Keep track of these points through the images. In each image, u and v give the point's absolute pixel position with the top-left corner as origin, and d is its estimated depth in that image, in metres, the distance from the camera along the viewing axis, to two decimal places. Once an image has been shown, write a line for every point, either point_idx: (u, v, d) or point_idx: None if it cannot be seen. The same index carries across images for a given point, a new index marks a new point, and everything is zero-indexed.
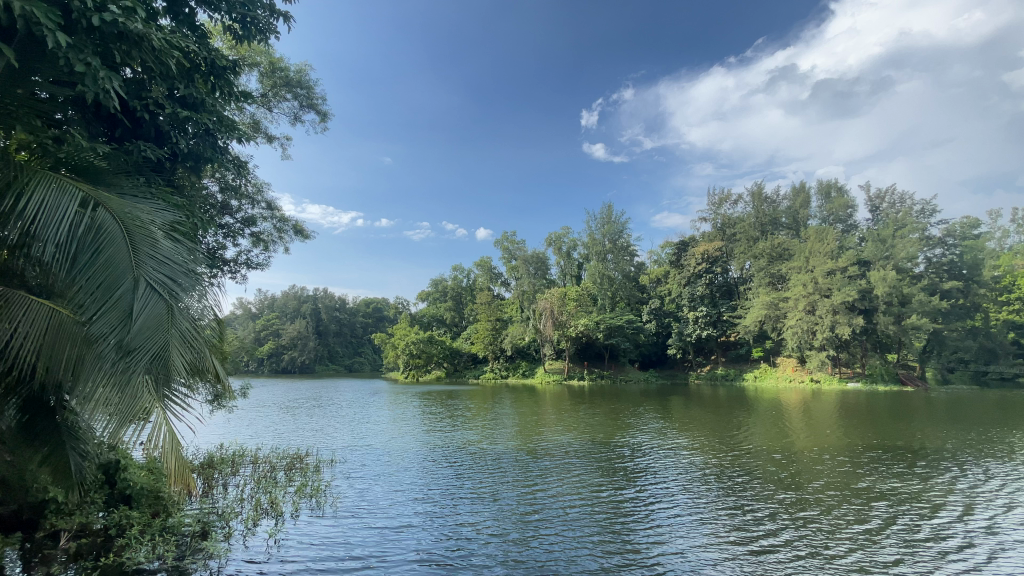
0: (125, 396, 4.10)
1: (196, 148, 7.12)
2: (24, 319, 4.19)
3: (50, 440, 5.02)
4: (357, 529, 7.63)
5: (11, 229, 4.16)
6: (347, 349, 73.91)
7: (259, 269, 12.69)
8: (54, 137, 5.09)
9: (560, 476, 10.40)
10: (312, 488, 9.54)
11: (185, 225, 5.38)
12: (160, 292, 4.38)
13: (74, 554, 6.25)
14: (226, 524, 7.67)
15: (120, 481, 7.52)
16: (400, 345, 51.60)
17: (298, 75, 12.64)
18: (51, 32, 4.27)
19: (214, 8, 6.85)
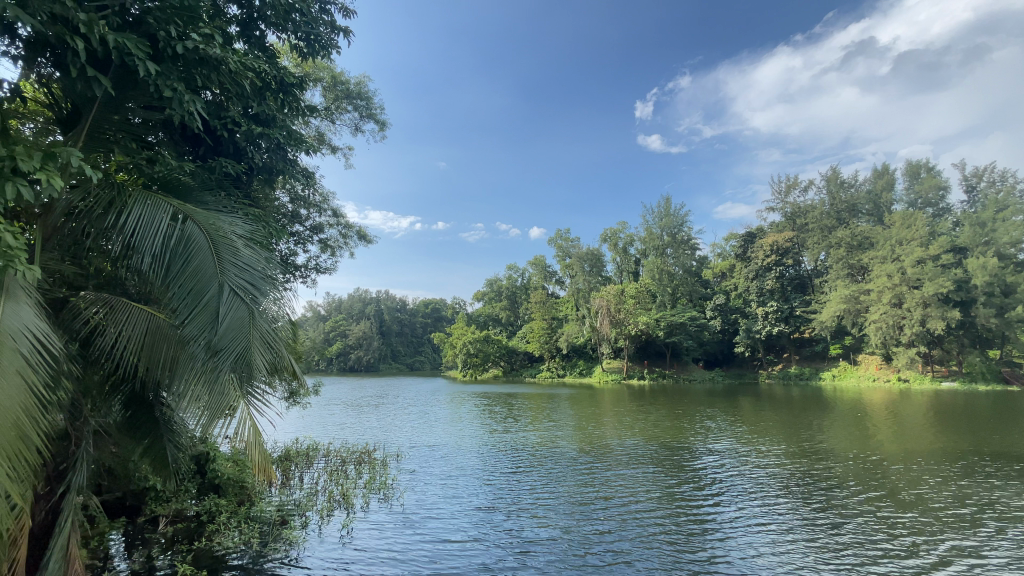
0: (214, 392, 4.43)
1: (270, 162, 7.62)
2: (127, 323, 4.64)
3: (150, 433, 5.53)
4: (421, 526, 7.83)
5: (117, 243, 4.65)
6: (408, 348, 76.28)
7: (327, 273, 13.36)
8: (149, 158, 5.60)
9: (624, 484, 10.16)
10: (381, 482, 9.97)
11: (262, 235, 5.77)
12: (242, 297, 4.69)
13: (171, 538, 6.88)
14: (303, 513, 8.16)
15: (210, 471, 8.23)
16: (457, 344, 52.55)
17: (357, 87, 13.21)
18: (142, 61, 4.70)
19: (282, 29, 7.26)
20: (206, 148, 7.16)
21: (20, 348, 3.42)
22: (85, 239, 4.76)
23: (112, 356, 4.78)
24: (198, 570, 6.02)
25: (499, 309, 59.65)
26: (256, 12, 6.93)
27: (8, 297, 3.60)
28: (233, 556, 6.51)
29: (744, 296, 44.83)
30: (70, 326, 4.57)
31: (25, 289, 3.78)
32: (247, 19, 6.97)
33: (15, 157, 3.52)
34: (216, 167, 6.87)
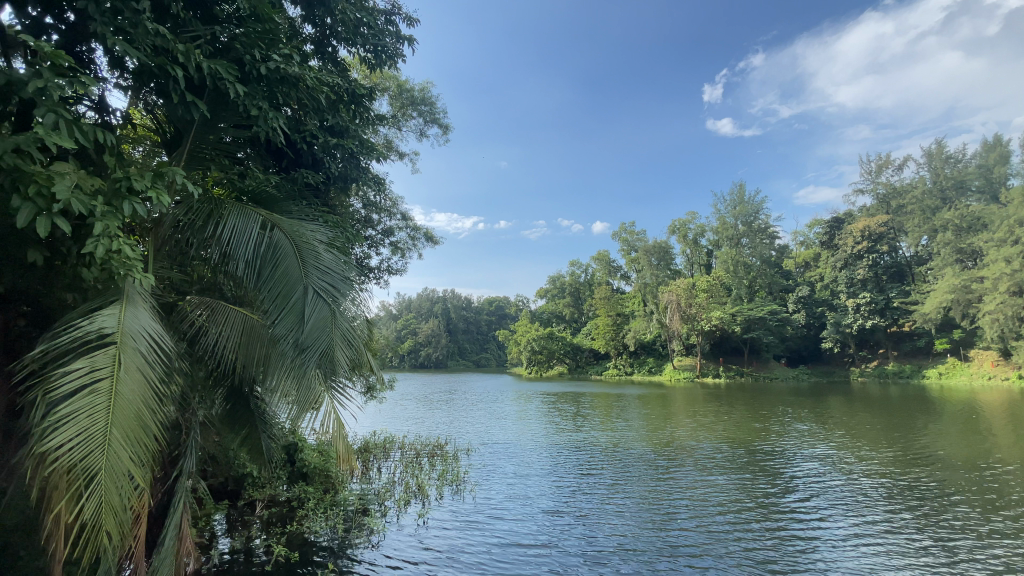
0: (302, 386, 4.76)
1: (344, 170, 8.05)
2: (225, 324, 5.10)
3: (247, 424, 6.04)
4: (493, 521, 7.98)
5: (215, 251, 5.12)
6: (475, 345, 77.80)
7: (398, 274, 13.92)
8: (240, 173, 6.09)
9: (702, 490, 9.71)
10: (453, 475, 10.28)
11: (341, 240, 6.12)
12: (324, 298, 5.01)
13: (267, 521, 7.51)
14: (383, 503, 8.59)
15: (298, 460, 8.86)
16: (522, 341, 52.85)
17: (421, 93, 13.65)
18: (231, 84, 5.12)
19: (352, 43, 7.61)
20: (289, 160, 7.71)
21: (139, 348, 3.86)
22: (189, 249, 5.27)
23: (214, 355, 5.27)
24: (291, 552, 6.52)
25: (563, 305, 59.15)
26: (328, 29, 7.31)
27: (129, 301, 4.08)
28: (320, 541, 6.98)
29: (831, 287, 41.45)
30: (179, 327, 5.09)
31: (143, 295, 4.27)
32: (321, 36, 7.37)
33: (130, 178, 3.98)
34: (299, 178, 7.42)
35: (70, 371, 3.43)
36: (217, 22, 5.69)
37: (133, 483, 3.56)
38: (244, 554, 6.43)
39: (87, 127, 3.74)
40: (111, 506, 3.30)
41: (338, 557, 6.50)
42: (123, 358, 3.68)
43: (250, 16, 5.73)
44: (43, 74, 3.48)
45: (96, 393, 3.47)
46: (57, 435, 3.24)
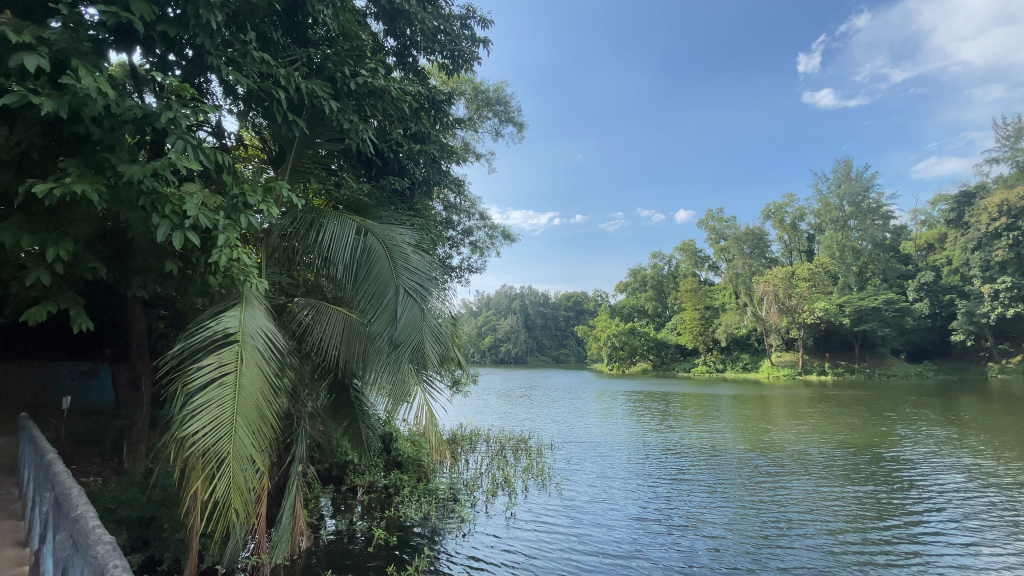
0: (398, 380, 5.06)
1: (428, 175, 8.40)
2: (327, 322, 5.53)
3: (349, 415, 6.52)
4: (579, 518, 7.96)
5: (316, 257, 5.57)
6: (554, 341, 77.69)
7: (478, 272, 14.25)
8: (336, 184, 6.56)
9: (807, 500, 8.95)
10: (538, 470, 10.39)
11: (427, 242, 6.41)
12: (414, 297, 5.28)
13: (367, 505, 8.09)
14: (472, 493, 8.90)
15: (394, 450, 9.42)
16: (603, 337, 51.91)
17: (496, 93, 13.86)
18: (325, 101, 5.54)
19: (432, 51, 7.89)
20: (377, 169, 8.23)
21: (257, 345, 4.31)
22: (294, 255, 5.78)
23: (318, 352, 5.75)
24: (390, 535, 6.97)
25: (645, 299, 57.09)
26: (408, 40, 7.64)
27: (247, 304, 4.56)
28: (416, 526, 7.39)
29: (962, 271, 36.69)
30: (289, 326, 5.60)
31: (258, 298, 4.75)
32: (402, 48, 7.72)
33: (245, 194, 4.44)
34: (387, 184, 7.90)
35: (203, 366, 3.91)
36: (312, 45, 6.18)
37: (255, 467, 3.97)
38: (349, 534, 6.98)
39: (209, 150, 4.22)
40: (237, 486, 3.70)
41: (432, 543, 6.84)
42: (244, 355, 4.13)
43: (340, 36, 6.16)
44: (172, 106, 3.98)
45: (224, 385, 3.92)
46: (194, 422, 3.69)
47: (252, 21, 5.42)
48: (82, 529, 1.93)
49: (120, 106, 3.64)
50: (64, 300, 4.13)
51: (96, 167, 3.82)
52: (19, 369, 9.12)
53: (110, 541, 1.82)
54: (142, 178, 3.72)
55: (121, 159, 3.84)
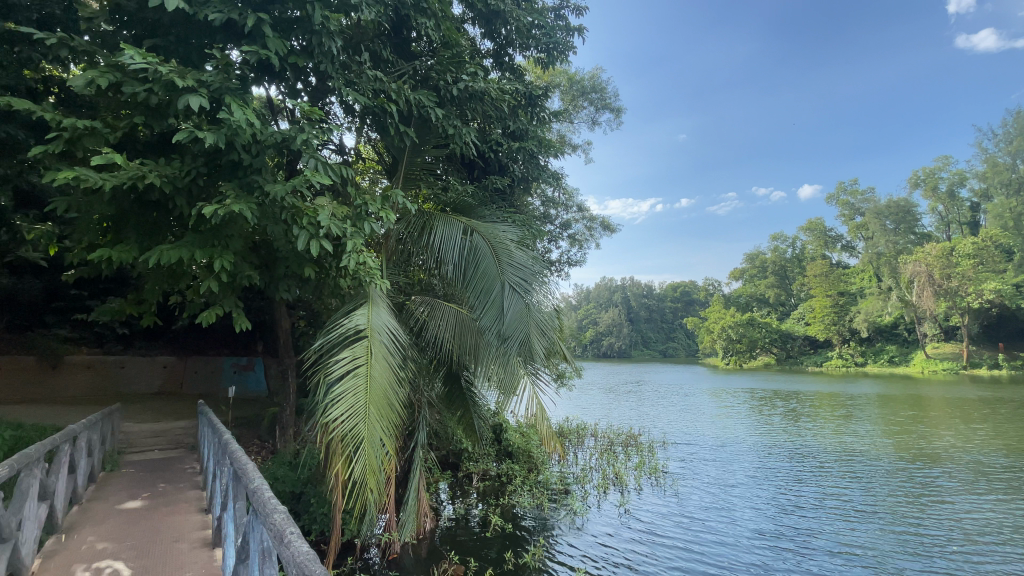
0: (507, 372, 5.22)
1: (527, 171, 8.53)
2: (440, 318, 5.85)
3: (462, 406, 6.83)
4: (695, 522, 7.59)
5: (429, 258, 5.92)
6: (662, 334, 74.35)
7: (578, 265, 14.10)
8: (442, 187, 6.91)
9: (979, 521, 7.63)
10: (651, 467, 10.10)
11: (529, 238, 6.49)
12: (519, 292, 5.39)
13: (483, 492, 8.47)
14: (583, 486, 8.90)
15: (504, 440, 9.74)
16: (716, 328, 48.59)
17: (592, 81, 13.57)
18: (431, 109, 5.85)
19: (527, 47, 7.94)
20: (479, 170, 8.51)
21: (383, 340, 4.70)
22: (409, 258, 6.19)
23: (434, 347, 6.11)
24: (506, 522, 7.23)
25: (764, 287, 52.23)
26: (503, 40, 7.77)
27: (373, 303, 4.99)
28: (528, 515, 7.59)
29: None
30: (407, 323, 6.01)
31: (381, 297, 5.18)
32: (498, 48, 7.88)
33: (367, 203, 4.85)
34: (488, 184, 8.13)
35: (340, 358, 4.35)
36: (416, 57, 6.56)
37: (386, 450, 4.31)
38: (466, 519, 7.36)
39: (335, 165, 4.66)
40: (372, 468, 4.04)
41: (545, 534, 6.97)
42: (372, 348, 4.52)
43: (440, 45, 6.46)
44: (304, 128, 4.46)
45: (358, 375, 4.32)
46: (336, 407, 4.11)
47: (365, 43, 5.90)
48: (259, 498, 2.20)
49: (263, 134, 4.17)
50: (228, 304, 4.86)
51: (246, 188, 4.41)
52: (196, 363, 10.92)
53: (283, 509, 2.05)
54: (284, 195, 4.23)
55: (266, 180, 4.39)
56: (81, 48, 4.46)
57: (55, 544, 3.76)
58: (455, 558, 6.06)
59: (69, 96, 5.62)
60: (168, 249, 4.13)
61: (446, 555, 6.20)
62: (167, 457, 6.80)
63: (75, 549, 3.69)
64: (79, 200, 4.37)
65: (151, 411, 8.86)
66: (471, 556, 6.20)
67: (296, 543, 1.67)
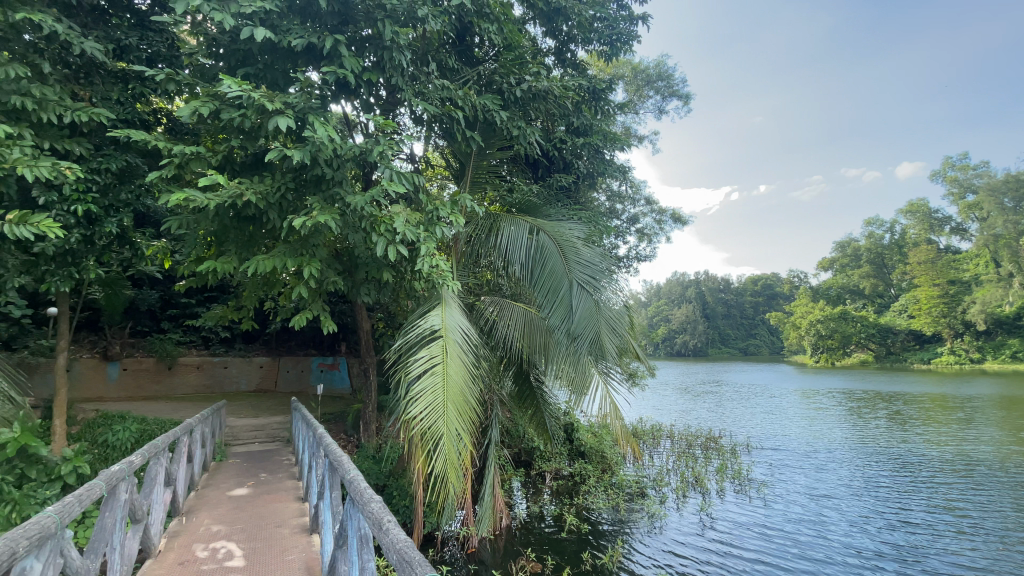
0: (578, 371, 5.20)
1: (593, 166, 8.42)
2: (509, 317, 5.92)
3: (532, 404, 6.86)
4: (785, 531, 7.12)
5: (497, 258, 5.98)
6: (742, 332, 70.10)
7: (647, 260, 13.69)
8: (508, 188, 6.99)
9: None
10: (733, 471, 9.61)
11: (596, 235, 6.40)
12: (588, 290, 5.33)
13: (556, 492, 8.47)
14: (660, 489, 8.64)
15: (576, 439, 9.68)
16: (802, 324, 45.08)
17: (657, 68, 13.13)
18: (496, 112, 5.93)
19: (589, 41, 7.84)
20: (544, 169, 8.52)
21: (457, 340, 4.84)
22: (478, 259, 6.31)
23: (504, 346, 6.20)
24: (581, 522, 7.18)
25: (857, 277, 47.80)
26: (565, 36, 7.73)
27: (446, 304, 5.14)
28: (603, 516, 7.51)
29: None
30: (477, 323, 6.14)
31: (453, 298, 5.33)
32: (560, 45, 7.85)
33: (437, 208, 5.02)
34: (553, 182, 8.12)
35: (419, 357, 4.53)
36: (480, 62, 6.68)
37: (465, 446, 4.44)
38: (541, 517, 7.40)
39: (408, 174, 4.86)
40: (452, 463, 4.16)
41: (622, 536, 6.85)
42: (448, 347, 4.67)
43: (503, 48, 6.56)
44: (379, 141, 4.70)
45: (435, 374, 4.48)
46: (417, 404, 4.29)
47: (432, 53, 6.11)
48: (355, 487, 2.35)
49: (343, 148, 4.45)
50: (316, 308, 5.22)
51: (329, 201, 4.72)
52: (288, 363, 11.83)
53: (379, 499, 2.17)
54: (364, 206, 4.49)
55: (347, 192, 4.68)
56: (185, 81, 4.98)
57: (179, 525, 4.24)
58: (532, 555, 6.11)
59: (175, 125, 6.29)
60: (264, 259, 4.51)
61: (523, 552, 6.27)
62: (266, 449, 7.44)
63: (194, 530, 4.13)
64: (188, 218, 4.87)
65: (250, 407, 9.72)
66: (547, 554, 6.23)
67: (394, 531, 1.75)
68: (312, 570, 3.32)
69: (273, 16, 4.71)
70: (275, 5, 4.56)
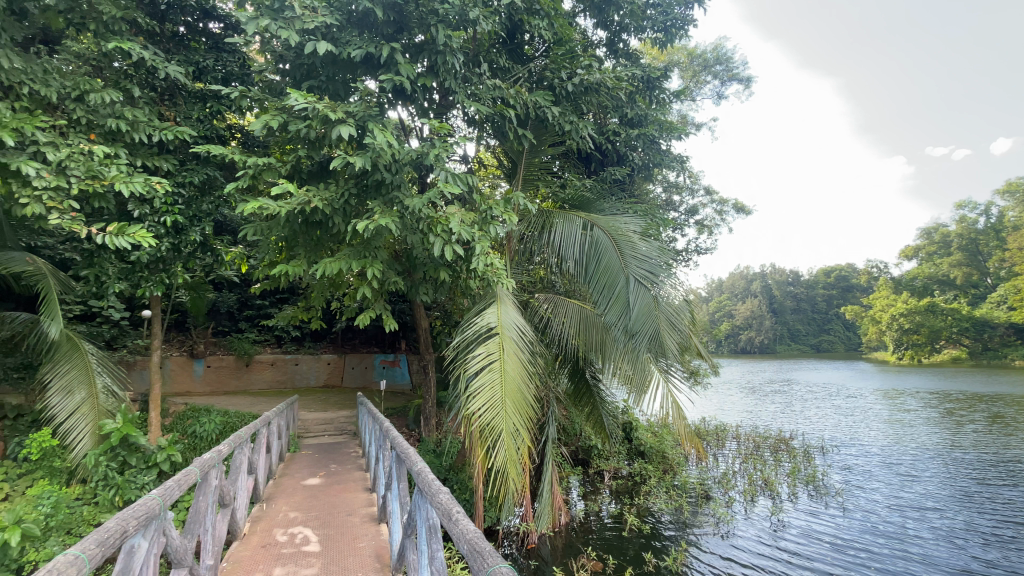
0: (637, 369, 5.08)
1: (648, 158, 8.21)
2: (564, 314, 5.89)
3: (589, 402, 6.79)
4: (867, 542, 6.63)
5: (551, 255, 5.95)
6: (813, 327, 65.70)
7: (708, 253, 13.17)
8: (561, 184, 6.95)
9: None
10: (807, 475, 9.08)
11: (653, 228, 6.23)
12: (646, 285, 5.19)
13: (616, 491, 8.35)
14: (726, 492, 8.30)
15: (635, 438, 9.50)
16: (882, 319, 41.62)
17: (715, 52, 12.59)
18: (547, 108, 5.90)
19: (641, 29, 7.63)
20: (597, 163, 8.42)
21: (513, 337, 4.88)
22: (531, 256, 6.31)
23: (560, 343, 6.17)
24: (642, 523, 7.04)
25: (946, 266, 43.52)
26: (617, 26, 7.57)
27: (502, 301, 5.19)
28: (666, 518, 7.31)
29: None
30: (532, 320, 6.16)
31: (508, 295, 5.37)
32: (612, 36, 7.71)
33: (491, 208, 5.08)
34: (606, 176, 8.00)
35: (476, 354, 4.60)
36: (530, 59, 6.66)
37: (523, 442, 4.46)
38: (601, 517, 7.32)
39: (463, 175, 4.94)
40: (512, 459, 4.19)
41: (686, 539, 6.65)
42: (504, 345, 4.72)
43: (553, 43, 6.54)
44: (434, 143, 4.82)
45: (493, 370, 4.54)
46: (475, 400, 4.35)
47: (483, 54, 6.17)
48: (423, 479, 2.42)
49: (401, 153, 4.59)
50: (378, 307, 5.44)
51: (389, 204, 4.89)
52: (352, 360, 12.40)
53: (446, 490, 2.23)
54: (421, 207, 4.62)
55: (405, 195, 4.83)
56: (255, 97, 5.33)
57: (260, 511, 4.56)
58: (593, 553, 6.06)
59: (248, 138, 6.74)
60: (331, 262, 4.75)
61: (583, 550, 6.23)
62: (335, 442, 7.85)
63: (273, 516, 4.43)
64: (261, 225, 5.21)
65: (320, 402, 10.30)
66: (609, 554, 6.15)
67: (463, 522, 1.80)
68: (381, 558, 3.47)
69: (333, 30, 4.94)
70: (335, 19, 4.79)
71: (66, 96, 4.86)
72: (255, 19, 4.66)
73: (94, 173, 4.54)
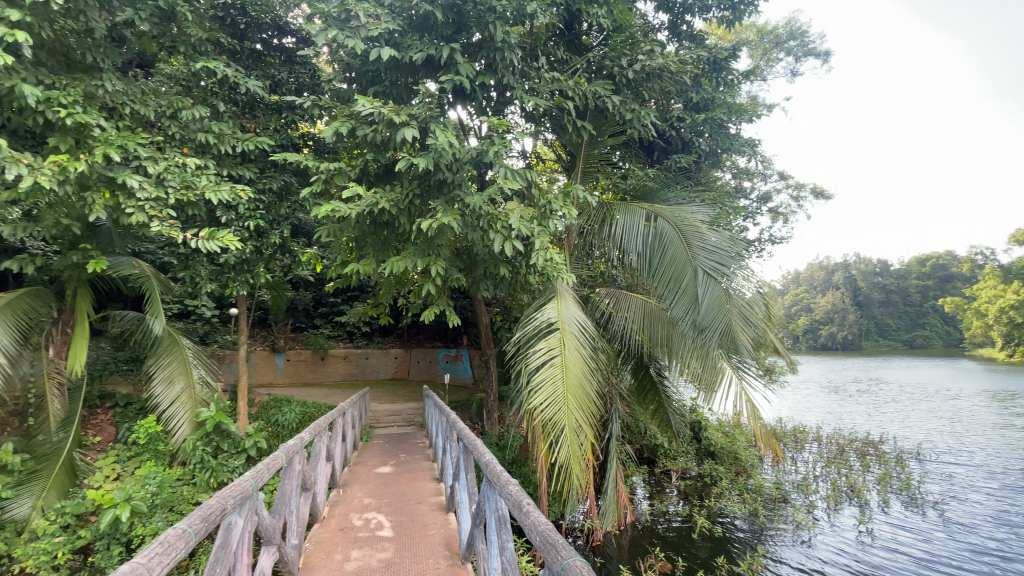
0: (708, 365, 4.86)
1: (715, 144, 7.82)
2: (626, 309, 5.76)
3: (654, 399, 6.60)
4: (973, 560, 5.98)
5: (612, 249, 5.86)
6: (905, 322, 59.90)
7: (782, 242, 12.37)
8: (622, 175, 6.77)
9: None
10: (900, 483, 8.31)
11: (723, 218, 5.92)
12: (715, 277, 4.94)
13: (684, 492, 8.08)
14: (805, 497, 7.79)
15: (704, 438, 9.12)
16: (990, 312, 37.17)
17: (788, 27, 11.74)
18: (607, 98, 5.77)
19: (706, 9, 7.26)
20: (660, 151, 8.14)
21: (574, 332, 4.83)
22: (591, 250, 6.22)
23: (622, 339, 6.04)
24: (714, 526, 6.77)
25: None
26: (680, 7, 7.27)
27: (562, 296, 5.16)
28: (739, 522, 6.98)
29: None
30: (594, 315, 6.08)
31: (568, 290, 5.32)
32: (674, 18, 7.41)
33: (551, 202, 5.06)
34: (670, 165, 7.71)
35: (537, 350, 4.60)
36: (587, 49, 6.54)
37: (587, 438, 4.40)
38: (669, 517, 7.12)
39: (522, 170, 4.95)
40: (577, 455, 4.15)
41: (762, 545, 6.31)
42: (565, 340, 4.69)
43: (612, 31, 6.39)
44: (493, 140, 4.86)
45: (555, 366, 4.53)
46: (537, 395, 4.36)
47: (540, 47, 6.13)
48: (491, 470, 2.46)
49: (462, 151, 4.67)
50: (442, 303, 5.58)
51: (450, 203, 4.99)
52: (417, 355, 12.83)
53: (515, 483, 2.24)
54: (481, 204, 4.68)
55: (466, 193, 4.91)
56: (326, 105, 5.63)
57: (337, 496, 4.84)
58: (661, 554, 5.90)
59: (319, 144, 7.13)
60: (397, 260, 4.92)
61: (650, 550, 6.09)
62: (404, 432, 8.17)
63: (349, 501, 4.68)
64: (333, 227, 5.50)
65: (388, 394, 10.75)
66: (677, 556, 5.98)
67: (534, 515, 1.80)
68: (451, 546, 3.56)
69: (395, 35, 5.10)
70: (397, 24, 4.94)
71: (162, 114, 5.35)
72: (324, 31, 4.91)
73: (188, 183, 4.98)
